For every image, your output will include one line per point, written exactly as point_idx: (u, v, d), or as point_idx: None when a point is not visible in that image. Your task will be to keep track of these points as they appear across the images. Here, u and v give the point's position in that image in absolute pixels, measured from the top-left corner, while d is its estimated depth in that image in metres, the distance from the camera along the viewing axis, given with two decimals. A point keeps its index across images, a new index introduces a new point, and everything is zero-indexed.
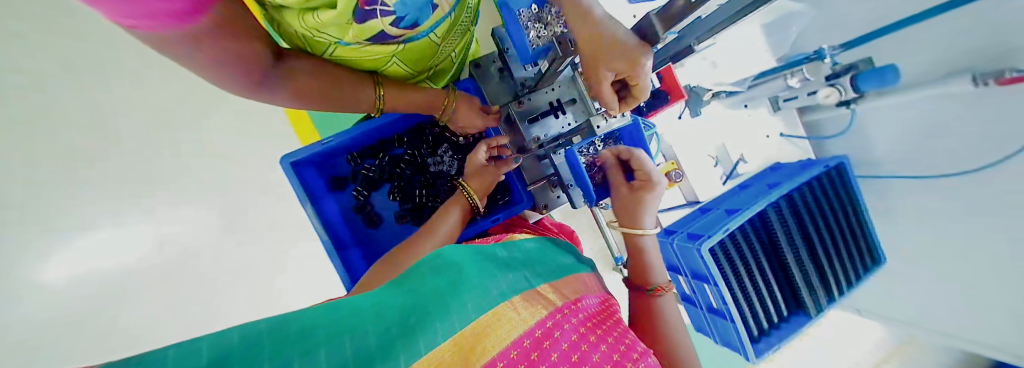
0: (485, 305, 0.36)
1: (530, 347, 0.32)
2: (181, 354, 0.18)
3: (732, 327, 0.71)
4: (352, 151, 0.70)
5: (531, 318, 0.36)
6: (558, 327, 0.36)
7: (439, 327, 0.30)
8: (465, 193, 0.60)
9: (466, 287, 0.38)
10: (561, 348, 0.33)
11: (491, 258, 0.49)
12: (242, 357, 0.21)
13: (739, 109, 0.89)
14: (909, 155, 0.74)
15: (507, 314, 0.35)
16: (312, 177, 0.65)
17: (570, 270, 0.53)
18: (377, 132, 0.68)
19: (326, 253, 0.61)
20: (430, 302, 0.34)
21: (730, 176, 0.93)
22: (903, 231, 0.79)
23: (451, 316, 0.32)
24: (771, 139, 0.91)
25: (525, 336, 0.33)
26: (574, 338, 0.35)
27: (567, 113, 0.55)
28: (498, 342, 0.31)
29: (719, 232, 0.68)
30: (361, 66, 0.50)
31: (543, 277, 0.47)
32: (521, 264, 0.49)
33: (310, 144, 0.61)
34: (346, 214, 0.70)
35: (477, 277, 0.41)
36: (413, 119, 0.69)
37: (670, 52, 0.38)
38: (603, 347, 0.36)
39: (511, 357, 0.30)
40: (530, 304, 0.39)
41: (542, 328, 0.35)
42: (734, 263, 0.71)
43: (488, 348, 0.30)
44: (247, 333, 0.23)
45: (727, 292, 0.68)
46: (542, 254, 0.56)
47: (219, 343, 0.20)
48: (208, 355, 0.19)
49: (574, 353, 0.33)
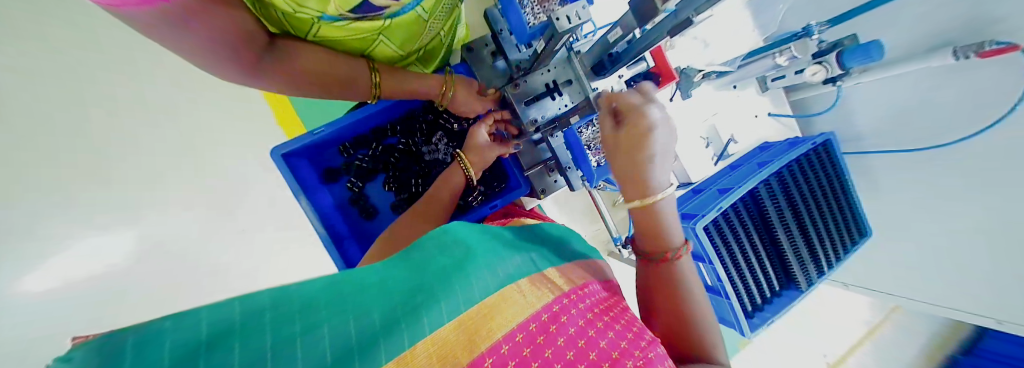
0: (490, 286, 0.35)
1: (536, 331, 0.32)
2: (181, 326, 0.18)
3: (725, 303, 0.73)
4: (344, 143, 0.68)
5: (538, 302, 0.36)
6: (564, 312, 0.36)
7: (443, 307, 0.30)
8: (462, 165, 0.59)
9: (473, 265, 0.37)
10: (568, 333, 0.34)
11: (497, 239, 0.48)
12: (248, 332, 0.21)
13: (727, 90, 0.89)
14: (893, 128, 0.77)
15: (513, 297, 0.36)
16: (303, 169, 0.64)
17: (575, 256, 0.53)
18: (369, 122, 0.67)
19: (323, 246, 0.59)
20: (437, 279, 0.34)
21: (722, 157, 0.94)
22: (887, 200, 0.82)
23: (456, 295, 0.32)
24: (760, 119, 0.93)
25: (532, 320, 0.33)
26: (581, 322, 0.36)
27: (562, 95, 0.52)
28: (502, 325, 0.31)
29: (714, 210, 0.69)
30: (348, 47, 0.50)
31: (548, 260, 0.47)
32: (526, 246, 0.49)
33: (302, 135, 0.59)
34: (341, 207, 0.68)
35: (484, 258, 0.39)
36: (405, 107, 0.68)
37: (665, 28, 0.38)
38: (610, 333, 0.36)
39: (516, 341, 0.31)
40: (537, 288, 0.39)
41: (549, 312, 0.35)
42: (728, 242, 0.73)
43: (491, 332, 0.30)
44: (251, 307, 0.23)
45: (722, 269, 0.70)
46: (547, 239, 0.55)
47: (223, 315, 0.21)
48: (211, 329, 0.20)
49: (580, 339, 0.33)
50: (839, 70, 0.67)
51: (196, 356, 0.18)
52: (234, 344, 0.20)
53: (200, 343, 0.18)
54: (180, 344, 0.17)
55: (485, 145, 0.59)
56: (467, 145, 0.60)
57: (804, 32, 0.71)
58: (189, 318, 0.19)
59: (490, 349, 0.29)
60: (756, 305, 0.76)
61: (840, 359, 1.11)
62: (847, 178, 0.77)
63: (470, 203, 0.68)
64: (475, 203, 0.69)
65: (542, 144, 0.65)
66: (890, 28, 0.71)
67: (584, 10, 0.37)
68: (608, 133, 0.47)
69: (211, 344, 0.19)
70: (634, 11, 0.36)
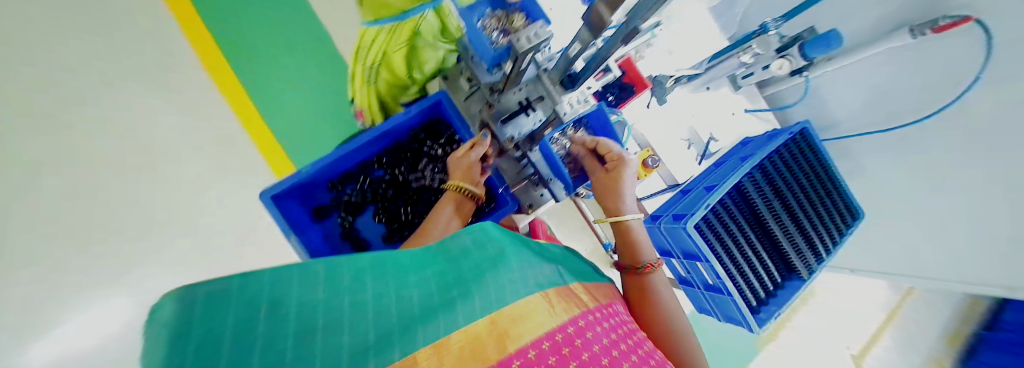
0: (522, 290, 0.35)
1: (562, 342, 0.30)
2: (249, 287, 0.23)
3: (730, 301, 0.72)
4: (331, 179, 0.69)
5: (564, 314, 0.34)
6: (589, 327, 0.34)
7: (476, 302, 0.31)
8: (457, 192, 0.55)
9: (505, 267, 0.37)
10: (593, 350, 0.31)
11: (527, 246, 0.48)
12: (299, 301, 0.25)
13: (702, 92, 0.93)
14: (865, 108, 0.80)
15: (541, 302, 0.35)
16: (292, 209, 0.64)
17: (595, 278, 0.52)
18: (355, 156, 0.68)
19: None
20: (472, 278, 0.35)
21: (705, 155, 0.95)
22: (875, 179, 0.82)
23: (490, 296, 0.32)
24: (737, 116, 0.96)
25: (558, 330, 0.31)
26: (606, 342, 0.33)
27: (536, 110, 0.56)
28: (530, 331, 0.30)
29: (702, 208, 0.70)
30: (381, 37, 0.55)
31: (575, 276, 0.47)
32: (553, 258, 0.49)
33: (289, 176, 0.60)
34: (334, 243, 0.68)
35: (517, 260, 0.40)
36: (390, 139, 0.70)
37: (616, 39, 0.40)
38: (634, 357, 0.33)
39: (543, 348, 0.29)
40: (565, 300, 0.37)
41: (575, 326, 0.33)
42: (721, 238, 0.74)
43: (522, 335, 0.29)
44: (307, 279, 0.27)
45: (720, 267, 0.69)
46: (567, 258, 0.54)
47: (283, 283, 0.25)
48: (267, 298, 0.24)
49: (604, 357, 0.31)
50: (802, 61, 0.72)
51: (257, 315, 0.22)
52: (287, 310, 0.24)
53: (258, 307, 0.23)
54: (244, 308, 0.22)
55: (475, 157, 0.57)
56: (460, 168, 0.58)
57: (760, 30, 0.73)
58: (255, 282, 0.24)
59: (520, 350, 0.28)
60: (763, 298, 0.75)
61: (864, 351, 1.07)
62: (827, 161, 0.79)
63: None
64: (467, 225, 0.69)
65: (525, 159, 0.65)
66: (846, 16, 0.76)
67: (541, 29, 0.40)
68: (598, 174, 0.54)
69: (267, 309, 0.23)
70: (586, 24, 0.39)
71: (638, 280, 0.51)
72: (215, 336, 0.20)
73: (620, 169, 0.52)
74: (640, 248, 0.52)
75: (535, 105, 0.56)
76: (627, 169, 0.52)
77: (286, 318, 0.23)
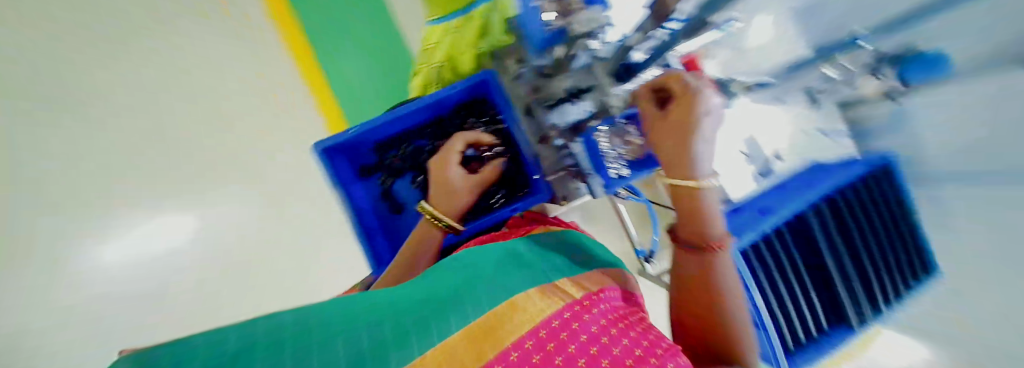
0: (498, 297, 0.36)
1: (546, 338, 0.32)
2: (206, 342, 0.21)
3: (766, 338, 0.66)
4: (378, 142, 0.73)
5: (548, 309, 0.35)
6: (577, 319, 0.35)
7: (451, 319, 0.31)
8: (439, 225, 0.55)
9: (480, 287, 0.38)
10: (580, 340, 0.32)
11: (511, 256, 0.48)
12: (267, 346, 0.22)
13: (775, 105, 0.85)
14: (963, 151, 0.67)
15: (521, 305, 0.36)
16: (341, 163, 0.68)
17: (585, 266, 0.50)
18: (402, 123, 0.71)
19: (353, 236, 0.64)
20: (447, 297, 0.35)
21: (766, 174, 0.86)
22: (961, 235, 0.71)
23: (466, 306, 0.34)
24: (810, 136, 0.86)
25: (540, 327, 0.33)
26: (594, 329, 0.34)
27: (584, 100, 0.53)
28: (508, 336, 0.31)
29: (752, 231, 0.66)
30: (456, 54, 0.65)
31: (560, 271, 0.46)
32: (541, 258, 0.49)
33: (342, 132, 0.64)
34: (373, 201, 0.72)
35: (491, 278, 0.40)
36: (437, 111, 0.72)
37: (684, 30, 0.38)
38: (624, 341, 0.33)
39: (523, 349, 0.30)
40: (547, 296, 0.38)
41: (559, 319, 0.34)
42: (768, 267, 0.68)
43: (496, 345, 0.30)
44: (271, 327, 0.25)
45: (760, 299, 0.64)
46: (559, 254, 0.52)
47: (246, 335, 0.23)
48: (233, 348, 0.21)
49: (593, 347, 0.32)
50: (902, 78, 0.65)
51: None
52: (258, 357, 0.21)
53: (221, 358, 0.20)
54: (207, 359, 0.19)
55: (456, 180, 0.56)
56: (439, 185, 0.56)
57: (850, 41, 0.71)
58: (212, 341, 0.21)
59: (497, 358, 0.28)
60: (803, 342, 0.69)
61: None
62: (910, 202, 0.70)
63: (493, 205, 0.69)
64: (497, 206, 0.70)
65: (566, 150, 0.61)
66: (971, 37, 0.63)
67: None
68: (654, 118, 0.42)
69: (233, 358, 0.20)
70: (654, 12, 0.37)
71: (693, 258, 0.42)
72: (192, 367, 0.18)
73: (691, 111, 0.38)
74: (705, 220, 0.40)
75: (584, 94, 0.53)
76: (700, 112, 0.37)
77: (258, 360, 0.21)
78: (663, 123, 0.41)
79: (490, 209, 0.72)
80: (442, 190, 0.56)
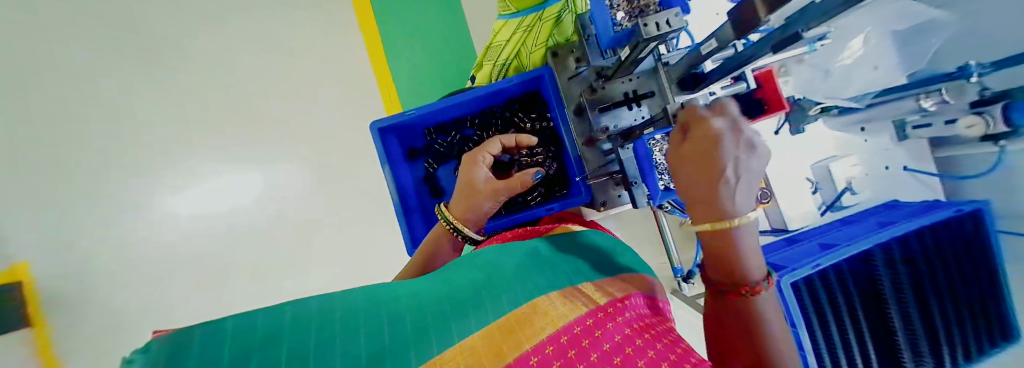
0: (520, 300, 0.36)
1: (568, 345, 0.29)
2: (239, 322, 0.22)
3: None
4: (428, 127, 0.75)
5: (571, 314, 0.33)
6: (600, 327, 0.31)
7: (472, 319, 0.31)
8: (449, 228, 0.58)
9: (503, 289, 0.38)
10: (603, 349, 0.28)
11: (534, 259, 0.48)
12: (293, 333, 0.23)
13: (853, 133, 0.79)
14: None
15: (544, 307, 0.35)
16: (392, 144, 0.72)
17: (613, 271, 0.49)
18: (453, 111, 0.72)
19: (395, 214, 0.67)
20: (469, 297, 0.35)
21: (834, 206, 0.78)
22: None
23: (486, 307, 0.33)
24: (891, 171, 0.79)
25: (563, 333, 0.30)
26: (618, 338, 0.30)
27: (641, 106, 0.52)
28: (528, 340, 0.29)
29: (808, 267, 0.60)
30: (527, 51, 0.68)
31: (585, 276, 0.45)
32: (564, 263, 0.48)
33: (397, 114, 0.67)
34: (416, 183, 0.76)
35: (514, 280, 0.40)
36: (488, 103, 0.73)
37: (768, 43, 0.34)
38: (650, 353, 0.28)
39: (546, 353, 0.28)
40: (568, 301, 0.37)
41: (582, 326, 0.31)
42: (821, 307, 0.63)
43: (518, 346, 0.28)
44: (300, 311, 0.26)
45: (806, 337, 0.60)
46: (578, 257, 0.51)
47: (275, 317, 0.24)
48: (263, 331, 0.23)
49: (617, 356, 0.27)
50: (1005, 126, 0.56)
51: (250, 352, 0.21)
52: (284, 343, 0.22)
53: (252, 341, 0.22)
54: (238, 342, 0.21)
55: (482, 183, 0.58)
56: (464, 185, 0.59)
57: (962, 71, 0.59)
58: (244, 322, 0.23)
59: (519, 359, 0.27)
60: None
61: None
62: (997, 259, 0.62)
63: (530, 201, 0.70)
64: (533, 203, 0.71)
65: (613, 155, 0.62)
66: None
67: (677, 17, 0.36)
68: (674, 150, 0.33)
69: (262, 342, 0.22)
70: (732, 20, 0.33)
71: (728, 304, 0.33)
72: (217, 354, 0.20)
73: (713, 138, 0.29)
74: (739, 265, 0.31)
75: (642, 100, 0.51)
76: (726, 138, 0.28)
77: (284, 349, 0.22)
78: (684, 152, 0.31)
79: (527, 205, 0.72)
80: (462, 195, 0.59)
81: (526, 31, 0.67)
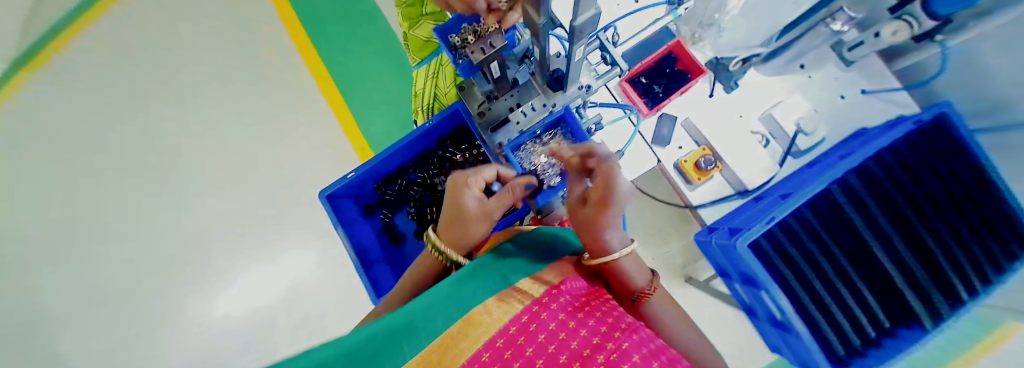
0: (454, 314, 0.37)
1: (504, 347, 0.31)
2: None
3: (799, 342, 0.55)
4: (377, 181, 0.81)
5: (506, 316, 0.35)
6: (535, 320, 0.35)
7: (406, 346, 0.31)
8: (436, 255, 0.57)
9: (439, 308, 0.39)
10: (537, 341, 0.32)
11: (467, 274, 0.49)
12: None
13: (794, 72, 0.76)
14: None
15: (478, 318, 0.35)
16: (346, 205, 0.78)
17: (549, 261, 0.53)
18: (393, 162, 0.78)
19: (356, 269, 0.71)
20: (404, 328, 0.35)
21: (794, 151, 0.73)
22: None
23: (421, 331, 0.34)
24: (846, 101, 0.72)
25: (499, 336, 0.32)
26: (553, 326, 0.34)
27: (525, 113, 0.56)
28: (467, 348, 0.31)
29: (760, 224, 0.57)
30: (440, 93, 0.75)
31: (522, 271, 0.48)
32: (502, 267, 0.49)
33: (341, 177, 0.72)
34: (378, 235, 0.82)
35: (453, 300, 0.41)
36: (423, 145, 0.78)
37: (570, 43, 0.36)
38: (583, 331, 0.34)
39: (481, 360, 0.30)
40: (504, 302, 0.39)
41: (517, 325, 0.34)
42: (790, 259, 0.58)
43: (456, 359, 0.30)
44: None
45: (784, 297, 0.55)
46: (516, 255, 0.53)
47: None
48: None
49: (551, 344, 0.32)
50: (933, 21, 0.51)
51: None
52: None
53: None
54: None
55: (473, 210, 0.54)
56: (450, 213, 0.55)
57: None
58: None
59: None
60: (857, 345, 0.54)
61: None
62: (986, 163, 0.51)
63: None
64: None
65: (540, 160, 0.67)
66: None
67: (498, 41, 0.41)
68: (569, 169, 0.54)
69: None
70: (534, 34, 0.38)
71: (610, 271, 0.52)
72: None
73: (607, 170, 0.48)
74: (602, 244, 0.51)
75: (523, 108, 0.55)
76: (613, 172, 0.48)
77: None
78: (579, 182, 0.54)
79: None
80: (449, 223, 0.56)
81: (434, 76, 0.75)
